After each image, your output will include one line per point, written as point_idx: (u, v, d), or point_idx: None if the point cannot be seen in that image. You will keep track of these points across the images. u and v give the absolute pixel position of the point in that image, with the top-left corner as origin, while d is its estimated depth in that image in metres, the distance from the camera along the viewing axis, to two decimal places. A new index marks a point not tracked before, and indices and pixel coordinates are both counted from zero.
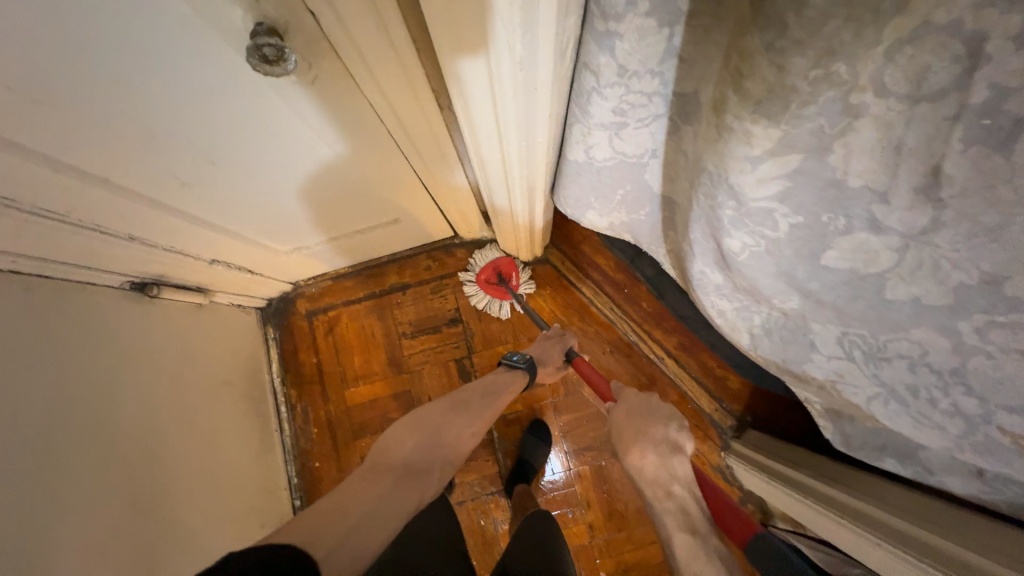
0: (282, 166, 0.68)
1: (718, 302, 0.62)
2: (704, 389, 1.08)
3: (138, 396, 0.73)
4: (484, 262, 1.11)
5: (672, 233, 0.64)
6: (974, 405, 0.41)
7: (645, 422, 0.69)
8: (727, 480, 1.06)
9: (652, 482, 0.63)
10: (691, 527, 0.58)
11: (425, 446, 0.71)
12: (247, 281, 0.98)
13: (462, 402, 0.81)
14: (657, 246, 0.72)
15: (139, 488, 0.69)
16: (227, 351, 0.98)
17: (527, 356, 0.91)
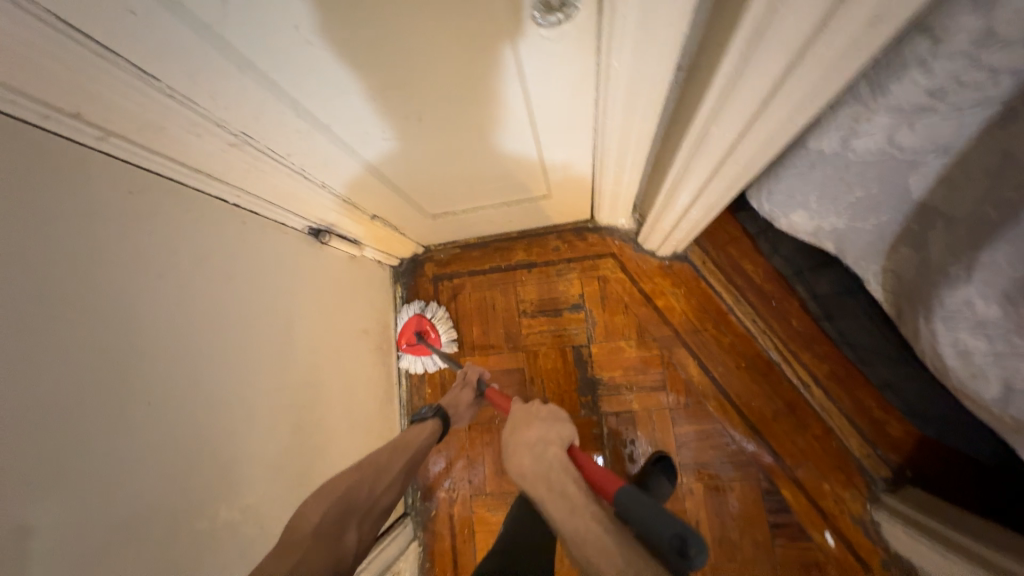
0: (468, 134, 0.67)
1: (965, 340, 0.51)
2: (855, 429, 0.94)
3: (302, 334, 0.80)
4: (405, 317, 1.12)
5: (909, 250, 0.53)
6: None
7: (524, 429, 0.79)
8: (869, 538, 0.91)
9: (531, 478, 0.71)
10: (570, 506, 0.61)
11: (335, 508, 0.67)
12: (392, 239, 1.02)
13: (369, 461, 0.77)
14: (870, 262, 0.61)
15: (299, 415, 0.77)
16: (369, 303, 1.05)
17: (435, 408, 0.93)
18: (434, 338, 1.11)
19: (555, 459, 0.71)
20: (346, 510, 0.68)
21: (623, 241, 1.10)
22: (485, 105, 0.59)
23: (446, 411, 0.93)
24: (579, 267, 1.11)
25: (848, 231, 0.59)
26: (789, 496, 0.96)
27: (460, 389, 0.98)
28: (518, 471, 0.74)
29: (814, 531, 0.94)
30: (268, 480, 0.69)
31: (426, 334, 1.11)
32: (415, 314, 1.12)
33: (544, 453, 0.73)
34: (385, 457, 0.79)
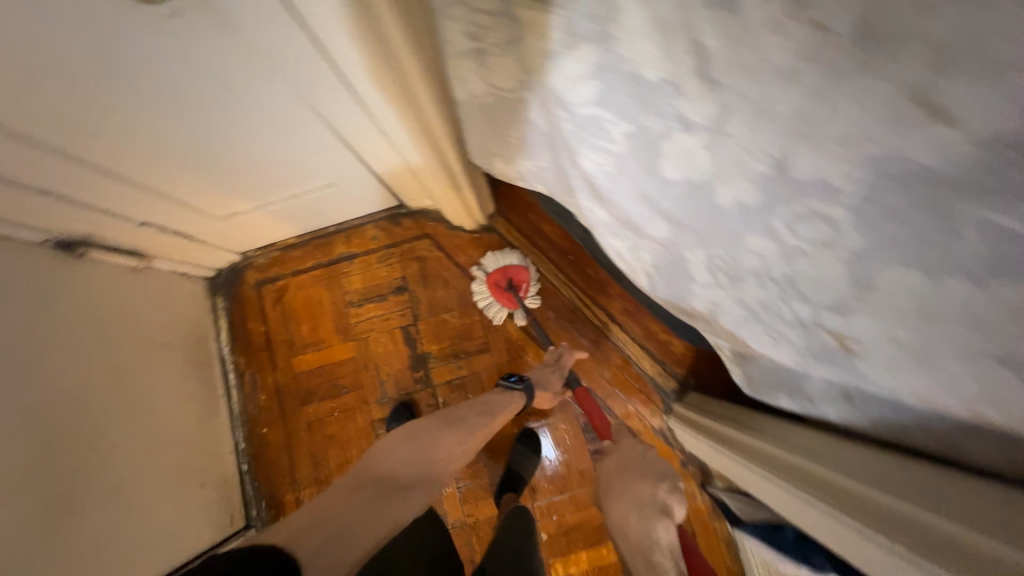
0: (194, 127, 0.67)
1: (613, 243, 0.62)
2: (648, 353, 1.08)
3: (65, 346, 0.75)
4: (500, 261, 1.10)
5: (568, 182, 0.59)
6: (807, 311, 0.40)
7: (630, 479, 0.80)
8: (669, 443, 1.05)
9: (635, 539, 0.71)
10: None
11: (412, 459, 0.73)
12: (187, 247, 1.00)
13: (454, 417, 0.83)
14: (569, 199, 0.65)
15: (65, 433, 0.71)
16: (169, 316, 1.00)
17: (526, 379, 0.95)
18: (524, 290, 1.09)
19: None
20: (422, 462, 0.73)
21: (436, 220, 1.16)
22: (192, 97, 0.61)
23: (534, 384, 0.95)
24: (399, 251, 1.16)
25: (534, 173, 0.68)
26: None
27: (552, 372, 0.98)
28: (619, 525, 0.75)
29: None
30: (35, 514, 0.64)
31: (516, 283, 1.09)
32: (513, 262, 1.10)
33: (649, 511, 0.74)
34: (472, 422, 0.84)
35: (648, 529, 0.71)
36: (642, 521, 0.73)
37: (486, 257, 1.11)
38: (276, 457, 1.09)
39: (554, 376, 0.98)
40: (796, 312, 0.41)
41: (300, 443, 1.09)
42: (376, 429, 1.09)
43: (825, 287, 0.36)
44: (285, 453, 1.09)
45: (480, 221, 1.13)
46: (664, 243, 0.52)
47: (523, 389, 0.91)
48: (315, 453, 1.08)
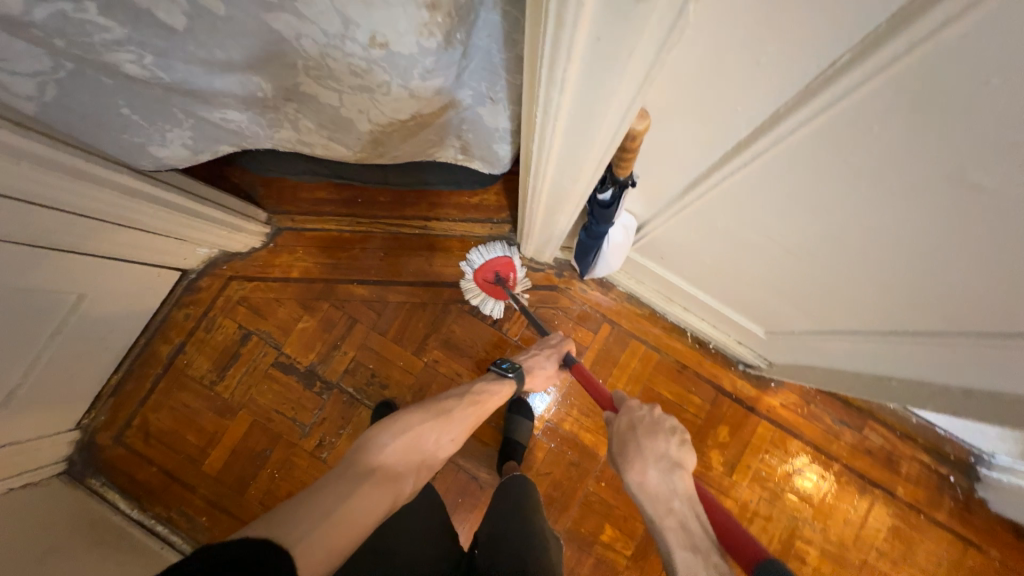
0: None
1: (283, 135, 0.65)
2: (473, 221, 1.15)
3: None
4: (490, 256, 1.08)
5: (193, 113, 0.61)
6: (353, 45, 0.46)
7: (647, 440, 0.71)
8: (539, 269, 1.14)
9: (650, 496, 0.64)
10: (692, 543, 0.58)
11: (405, 449, 0.71)
12: (1, 458, 0.91)
13: (444, 407, 0.81)
14: (230, 133, 0.67)
15: None
16: (27, 526, 0.89)
17: (516, 365, 0.94)
18: (511, 281, 1.09)
19: (687, 504, 0.62)
20: (412, 453, 0.72)
21: (227, 260, 1.13)
22: None
23: (525, 369, 0.94)
24: (217, 310, 1.12)
25: (196, 137, 0.68)
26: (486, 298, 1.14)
27: (546, 357, 0.97)
28: (636, 483, 0.67)
29: (515, 301, 1.14)
30: None
31: (503, 276, 1.09)
32: (500, 254, 1.08)
33: (675, 477, 0.65)
34: (458, 413, 0.81)
35: (666, 479, 0.65)
36: (659, 475, 0.66)
37: (474, 252, 1.10)
38: None
39: (547, 359, 0.98)
40: (355, 53, 0.47)
41: None
42: (320, 456, 1.08)
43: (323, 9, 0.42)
44: None
45: (261, 231, 1.12)
46: (285, 95, 0.57)
47: (516, 378, 0.90)
48: None
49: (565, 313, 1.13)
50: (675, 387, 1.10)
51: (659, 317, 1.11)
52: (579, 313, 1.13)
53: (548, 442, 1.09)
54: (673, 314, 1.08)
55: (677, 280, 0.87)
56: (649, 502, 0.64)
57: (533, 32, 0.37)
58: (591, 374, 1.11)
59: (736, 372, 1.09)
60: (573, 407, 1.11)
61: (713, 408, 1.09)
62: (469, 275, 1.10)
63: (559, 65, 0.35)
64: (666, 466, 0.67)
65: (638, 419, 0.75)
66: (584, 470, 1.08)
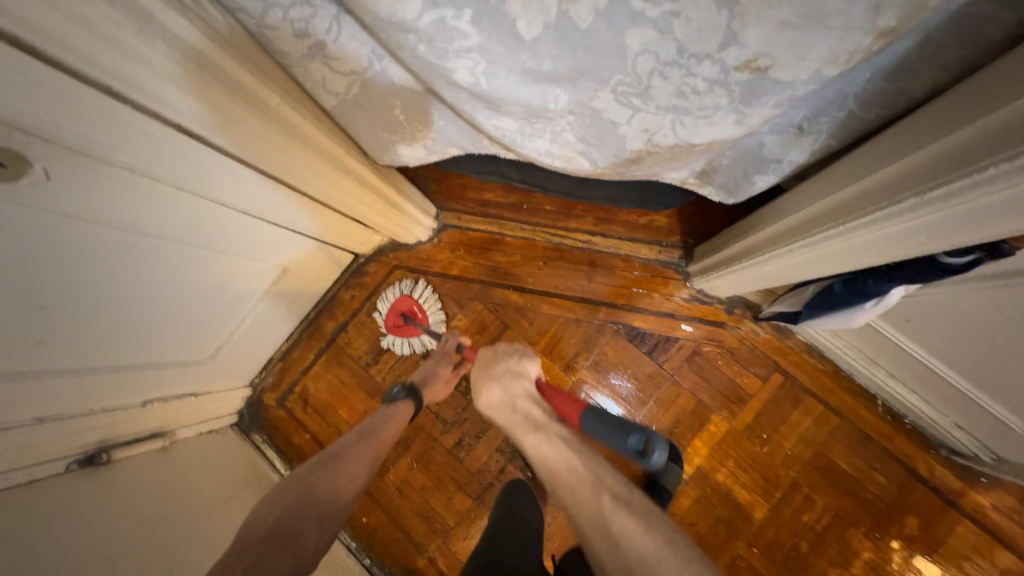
0: (133, 285, 0.68)
1: (539, 146, 0.63)
2: (639, 242, 1.10)
3: (136, 543, 0.73)
4: (395, 297, 1.13)
5: (466, 118, 0.61)
6: (711, 66, 0.41)
7: (491, 366, 0.77)
8: (707, 302, 1.06)
9: (503, 410, 0.71)
10: (535, 424, 0.68)
11: (294, 506, 0.65)
12: (198, 404, 1.01)
13: (330, 452, 0.76)
14: (480, 138, 0.68)
15: None
16: (209, 470, 0.98)
17: (407, 384, 0.91)
18: (419, 317, 1.12)
19: (523, 391, 0.72)
20: (306, 506, 0.66)
21: (394, 249, 1.17)
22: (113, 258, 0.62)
23: (418, 383, 0.92)
24: (380, 296, 1.16)
25: (440, 141, 0.69)
26: (642, 324, 1.08)
27: (440, 359, 0.95)
28: (489, 403, 0.74)
29: (675, 331, 1.07)
30: None
31: (409, 315, 1.12)
32: (401, 296, 1.13)
33: (513, 383, 0.73)
34: (353, 447, 0.77)
35: (509, 393, 0.72)
36: (500, 389, 0.73)
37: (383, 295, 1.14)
38: (387, 534, 1.08)
39: (441, 362, 0.96)
40: (704, 76, 0.43)
41: (400, 509, 1.09)
42: (457, 455, 1.09)
43: (708, 30, 0.38)
44: (394, 525, 1.08)
45: (429, 226, 1.14)
46: (573, 109, 0.54)
47: (406, 395, 0.88)
48: (420, 507, 1.08)
49: (729, 354, 1.04)
50: (854, 460, 0.96)
51: (845, 376, 0.99)
52: (746, 356, 1.03)
53: (696, 490, 1.01)
54: (865, 377, 0.95)
55: (912, 350, 0.75)
56: (501, 413, 0.72)
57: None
58: (754, 426, 1.01)
59: (935, 457, 0.94)
60: (729, 458, 1.01)
61: (901, 492, 0.94)
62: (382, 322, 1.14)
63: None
64: (511, 379, 0.74)
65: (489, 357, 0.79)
66: (734, 530, 0.98)
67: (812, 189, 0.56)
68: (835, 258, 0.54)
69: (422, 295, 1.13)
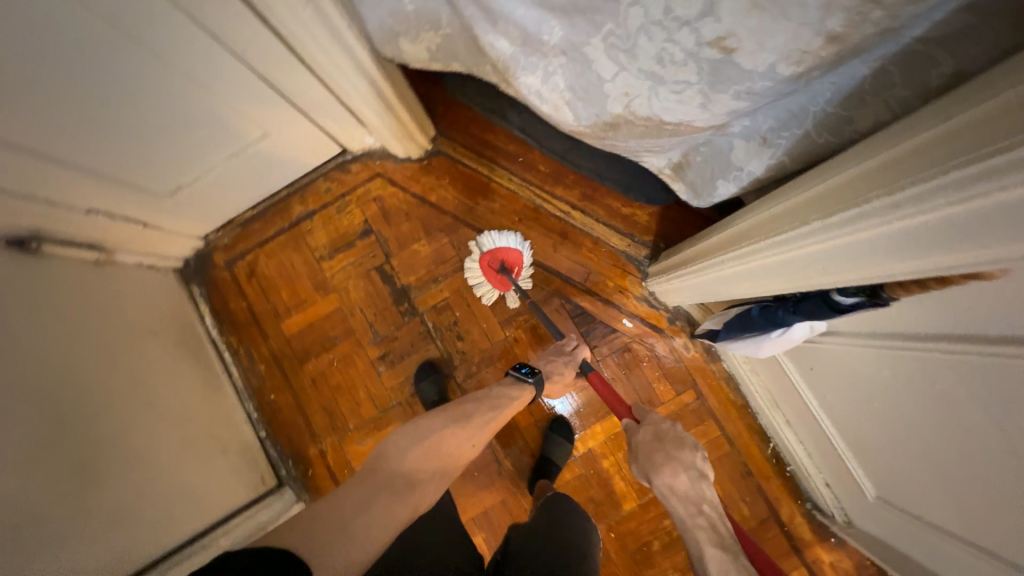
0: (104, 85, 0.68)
1: (530, 82, 0.63)
2: (614, 230, 1.11)
3: (43, 342, 0.76)
4: (500, 242, 1.08)
5: (467, 27, 0.62)
6: (689, 36, 0.42)
7: (677, 448, 0.75)
8: (654, 306, 1.09)
9: (685, 500, 0.72)
10: (719, 538, 0.69)
11: (422, 455, 0.73)
12: (146, 234, 1.01)
13: (463, 411, 0.81)
14: (478, 58, 0.68)
15: (70, 426, 0.74)
16: (142, 304, 1.00)
17: (535, 369, 0.94)
18: (516, 272, 1.08)
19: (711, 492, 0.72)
20: (432, 459, 0.74)
21: (383, 158, 1.17)
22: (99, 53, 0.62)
23: (545, 372, 0.94)
24: (354, 197, 1.17)
25: (440, 47, 0.69)
26: (589, 307, 1.11)
27: (560, 360, 0.97)
28: (666, 483, 0.72)
29: (616, 323, 1.10)
30: (66, 479, 0.70)
31: (508, 265, 1.08)
32: (509, 243, 1.08)
33: (700, 479, 0.72)
34: (478, 414, 0.82)
35: (696, 489, 0.72)
36: (690, 482, 0.72)
37: (482, 237, 1.09)
38: (289, 416, 1.12)
39: (564, 366, 0.97)
40: (682, 46, 0.43)
41: (309, 399, 1.13)
42: (377, 368, 1.12)
43: None
44: (298, 412, 1.12)
45: (423, 146, 1.13)
46: (566, 50, 0.54)
47: (535, 381, 0.90)
48: (327, 404, 1.12)
49: (657, 360, 1.08)
50: (729, 488, 1.03)
51: (751, 413, 1.04)
52: (670, 366, 1.07)
53: (581, 468, 1.07)
54: (768, 420, 0.99)
55: (808, 399, 0.80)
56: (679, 502, 0.72)
57: (957, 129, 0.32)
58: None
59: (800, 508, 1.00)
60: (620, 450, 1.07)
61: (758, 527, 1.01)
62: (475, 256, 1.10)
63: (940, 197, 0.32)
64: (697, 474, 0.73)
65: (663, 431, 0.78)
66: (601, 512, 1.05)
67: (762, 205, 0.57)
68: (762, 275, 0.56)
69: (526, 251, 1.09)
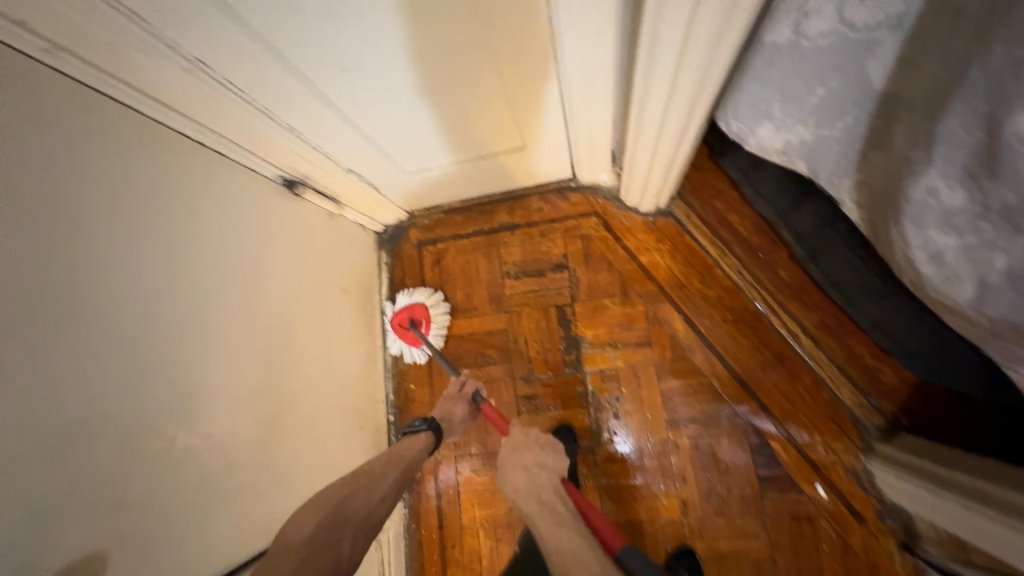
0: (422, 59, 0.65)
1: (936, 238, 0.48)
2: (847, 378, 0.91)
3: (274, 286, 0.79)
4: (404, 302, 1.10)
5: (891, 157, 0.49)
6: None
7: (521, 450, 0.80)
8: (863, 489, 0.89)
9: (523, 494, 0.74)
10: (558, 519, 0.69)
11: (320, 519, 0.67)
12: (373, 199, 1.03)
13: (363, 471, 0.76)
14: (851, 178, 0.57)
15: (272, 377, 0.75)
16: (345, 263, 1.03)
17: (429, 418, 0.91)
18: (426, 328, 1.08)
19: (547, 482, 0.75)
20: (341, 519, 0.68)
21: (607, 198, 1.08)
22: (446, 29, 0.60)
23: (440, 422, 0.91)
24: (563, 227, 1.09)
25: (810, 145, 0.58)
26: (779, 452, 0.94)
27: (454, 401, 0.93)
28: (513, 487, 0.77)
29: (805, 484, 0.92)
30: (258, 431, 0.71)
31: (418, 322, 1.08)
32: (417, 302, 1.10)
33: (537, 469, 0.77)
34: (381, 469, 0.78)
35: (529, 474, 0.76)
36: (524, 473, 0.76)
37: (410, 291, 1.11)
38: (418, 412, 1.10)
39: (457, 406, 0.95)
40: None
41: None
42: (518, 406, 1.06)
43: None
44: (428, 412, 1.10)
45: (659, 205, 1.02)
46: None
47: (427, 428, 0.86)
48: None
49: (841, 548, 0.88)
50: None
51: None
52: (855, 565, 0.88)
53: None
54: None
55: None
56: (523, 498, 0.74)
57: None
58: None
59: None
60: None
61: None
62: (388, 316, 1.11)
63: None
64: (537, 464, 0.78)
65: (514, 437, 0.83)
66: None
67: None
68: None
69: (435, 304, 1.10)
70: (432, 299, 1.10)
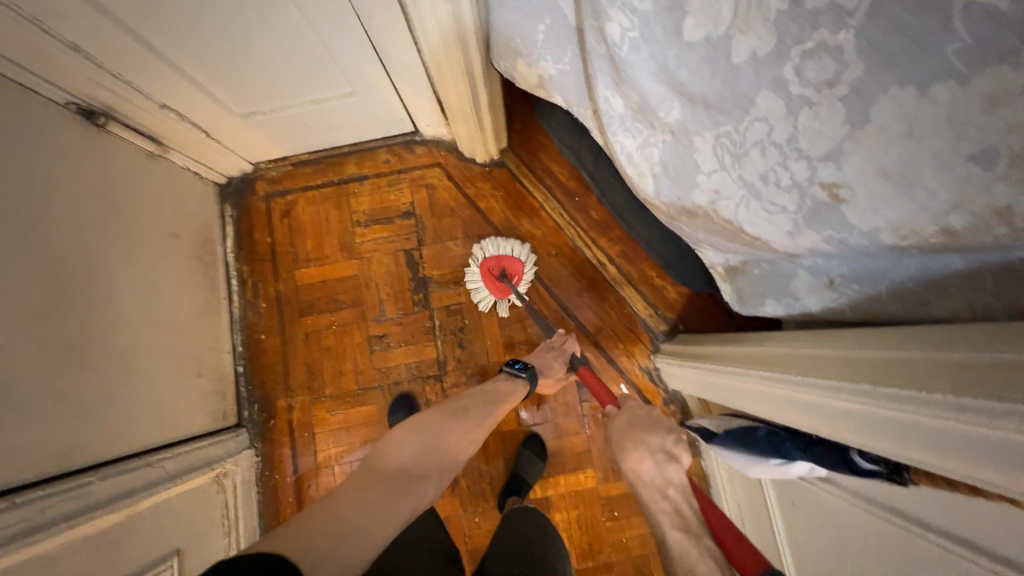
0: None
1: (625, 142, 0.65)
2: (642, 295, 1.11)
3: (72, 216, 0.76)
4: (494, 251, 1.10)
5: (588, 79, 0.64)
6: (803, 169, 0.43)
7: (644, 433, 0.76)
8: (654, 383, 1.10)
9: (652, 485, 0.69)
10: (684, 525, 0.62)
11: (420, 450, 0.73)
12: (204, 145, 1.01)
13: (460, 406, 0.82)
14: (583, 105, 0.72)
15: (65, 307, 0.72)
16: (175, 208, 1.00)
17: (528, 364, 0.96)
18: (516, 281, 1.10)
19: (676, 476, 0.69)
20: (432, 454, 0.73)
21: (449, 151, 1.18)
22: None
23: (537, 367, 0.96)
24: (409, 177, 1.17)
25: (553, 78, 0.73)
26: (595, 361, 1.11)
27: (554, 356, 0.99)
28: (630, 466, 0.73)
29: (613, 385, 1.10)
30: (48, 356, 0.69)
31: (509, 273, 1.09)
32: (511, 253, 1.10)
33: (663, 462, 0.71)
34: (476, 413, 0.83)
35: (661, 470, 0.70)
36: (654, 465, 0.71)
37: (484, 243, 1.11)
38: (270, 362, 1.11)
39: (556, 360, 0.99)
40: (793, 176, 0.44)
41: (296, 352, 1.12)
42: (371, 345, 1.12)
43: (822, 136, 0.39)
44: (281, 359, 1.11)
45: (492, 156, 1.15)
46: (676, 131, 0.55)
47: (528, 377, 0.92)
48: (310, 361, 1.12)
49: None
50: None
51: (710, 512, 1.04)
52: None
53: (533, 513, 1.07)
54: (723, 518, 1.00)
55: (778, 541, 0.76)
56: (647, 490, 0.70)
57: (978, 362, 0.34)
58: (613, 501, 1.06)
59: None
60: (575, 508, 1.07)
61: None
62: (474, 263, 1.10)
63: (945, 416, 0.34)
64: (663, 455, 0.72)
65: (637, 417, 0.80)
66: None
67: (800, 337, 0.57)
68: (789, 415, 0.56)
69: (526, 258, 1.11)
70: (525, 254, 1.10)
